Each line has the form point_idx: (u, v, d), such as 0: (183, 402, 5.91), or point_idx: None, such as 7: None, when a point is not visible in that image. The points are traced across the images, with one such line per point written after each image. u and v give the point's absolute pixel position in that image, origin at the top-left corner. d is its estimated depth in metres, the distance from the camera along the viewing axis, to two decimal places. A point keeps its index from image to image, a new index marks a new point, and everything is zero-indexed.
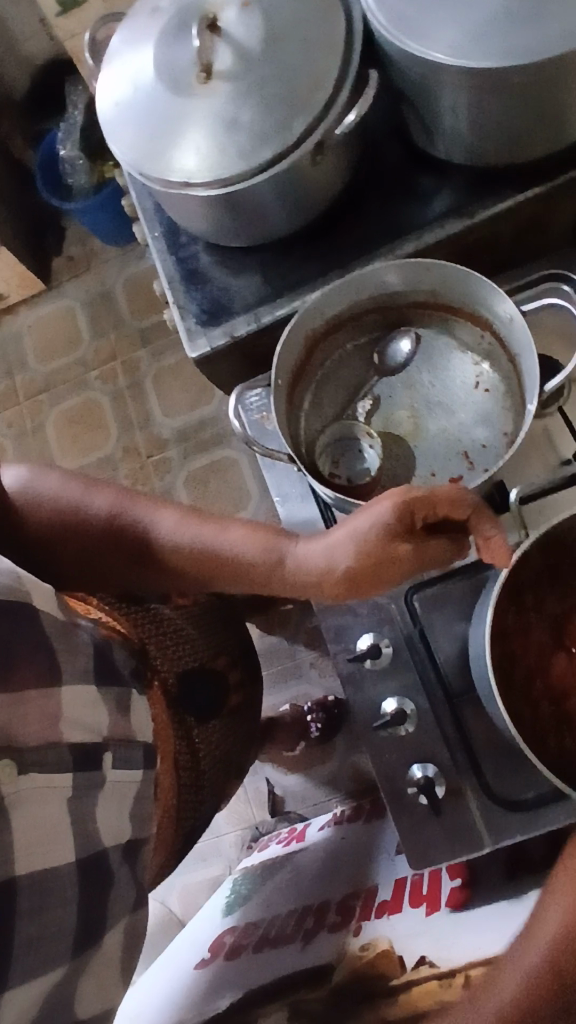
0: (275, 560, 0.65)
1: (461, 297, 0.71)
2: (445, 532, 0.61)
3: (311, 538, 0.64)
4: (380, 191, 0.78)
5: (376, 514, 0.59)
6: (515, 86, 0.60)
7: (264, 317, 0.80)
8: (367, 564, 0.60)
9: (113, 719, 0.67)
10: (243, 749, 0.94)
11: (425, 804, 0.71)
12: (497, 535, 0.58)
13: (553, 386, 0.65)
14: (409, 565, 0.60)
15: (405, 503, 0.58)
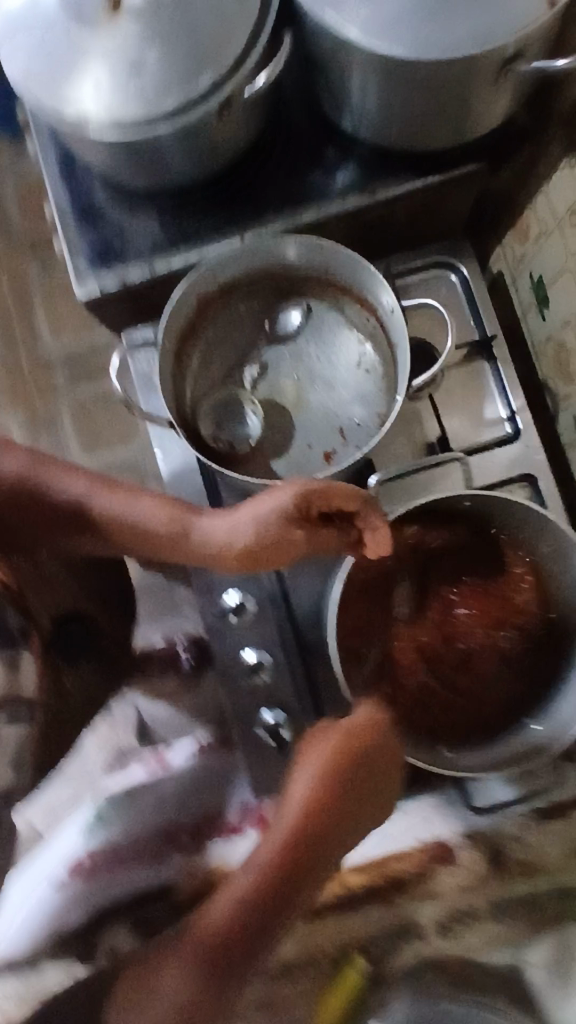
0: (176, 536, 0.64)
1: (350, 280, 0.74)
2: (335, 523, 0.65)
3: (204, 520, 0.65)
4: (287, 153, 0.77)
5: (278, 500, 0.62)
6: (423, 77, 0.60)
7: (158, 267, 0.78)
8: (264, 545, 0.62)
9: (8, 676, 0.72)
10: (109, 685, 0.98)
11: (274, 746, 0.78)
12: (382, 528, 0.64)
13: (421, 381, 0.70)
14: (300, 549, 0.64)
15: (304, 494, 0.62)
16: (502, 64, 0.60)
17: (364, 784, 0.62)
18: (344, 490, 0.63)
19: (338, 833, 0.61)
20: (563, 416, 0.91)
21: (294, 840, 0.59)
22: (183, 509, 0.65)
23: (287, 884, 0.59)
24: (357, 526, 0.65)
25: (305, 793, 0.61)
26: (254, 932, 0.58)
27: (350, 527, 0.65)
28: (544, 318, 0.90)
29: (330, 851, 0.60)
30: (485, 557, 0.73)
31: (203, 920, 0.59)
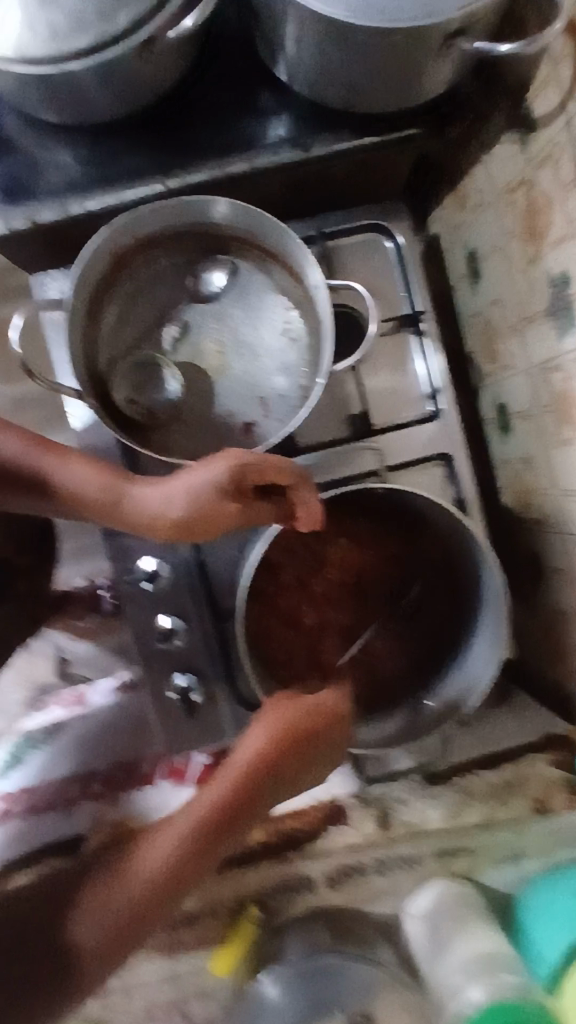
0: (108, 502, 0.63)
1: (277, 246, 0.72)
2: (268, 495, 0.65)
3: (132, 490, 0.63)
4: (219, 95, 0.72)
5: (213, 471, 0.61)
6: (361, 42, 0.57)
7: (72, 208, 0.71)
8: (196, 519, 0.61)
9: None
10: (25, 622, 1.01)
11: (182, 709, 0.80)
12: (315, 502, 0.64)
13: (340, 368, 0.69)
14: (232, 525, 0.63)
15: (240, 467, 0.61)
16: (446, 39, 0.56)
17: (320, 751, 0.66)
18: (280, 464, 0.62)
19: (283, 772, 0.65)
20: (486, 391, 0.92)
21: (239, 787, 0.63)
22: (118, 475, 0.64)
23: (227, 831, 0.62)
24: (290, 500, 0.65)
25: (258, 744, 0.65)
26: (190, 869, 0.61)
27: (284, 501, 0.65)
28: (474, 291, 0.89)
29: (269, 802, 0.64)
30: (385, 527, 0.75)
31: (154, 844, 0.62)
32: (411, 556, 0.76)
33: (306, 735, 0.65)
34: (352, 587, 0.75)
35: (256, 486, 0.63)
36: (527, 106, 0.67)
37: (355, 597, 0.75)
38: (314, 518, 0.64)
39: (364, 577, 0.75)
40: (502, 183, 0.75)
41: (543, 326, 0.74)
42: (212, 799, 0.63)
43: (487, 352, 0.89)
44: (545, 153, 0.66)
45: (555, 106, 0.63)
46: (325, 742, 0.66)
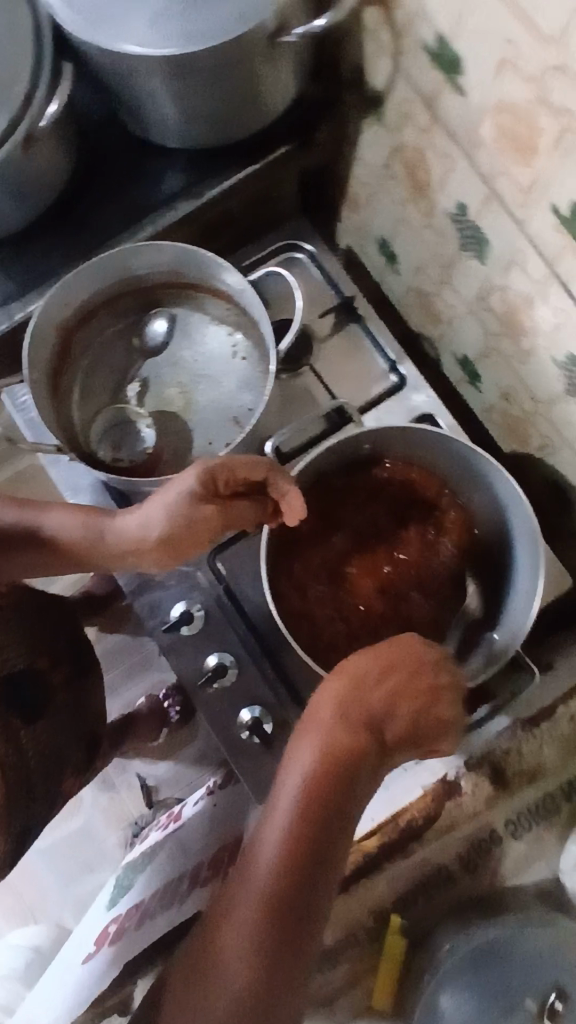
0: (91, 540, 0.64)
1: (196, 275, 0.76)
2: (248, 498, 0.65)
3: (113, 519, 0.65)
4: (115, 178, 0.80)
5: (183, 482, 0.62)
6: (201, 68, 0.64)
7: (17, 315, 0.78)
8: (179, 531, 0.62)
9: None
10: (83, 745, 0.91)
11: (258, 742, 0.76)
12: (293, 490, 0.63)
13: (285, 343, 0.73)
14: (215, 528, 0.63)
15: (208, 471, 0.62)
16: (270, 38, 0.64)
17: (396, 703, 0.60)
18: (249, 460, 0.63)
19: (371, 742, 0.59)
20: (445, 355, 0.94)
21: (324, 777, 0.57)
22: (98, 512, 0.65)
23: (324, 830, 0.56)
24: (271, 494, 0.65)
25: (333, 700, 0.59)
26: (298, 883, 0.55)
27: (266, 497, 0.65)
28: (398, 273, 0.93)
29: (358, 780, 0.58)
30: (392, 493, 0.74)
31: (252, 869, 0.56)
32: (416, 500, 0.74)
33: (390, 698, 0.60)
34: (376, 553, 0.73)
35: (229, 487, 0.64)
36: (370, 85, 0.75)
37: (383, 562, 0.73)
38: (297, 507, 0.64)
39: (384, 539, 0.74)
40: (380, 163, 0.82)
41: (464, 261, 0.77)
42: (297, 800, 0.56)
43: (431, 318, 0.92)
44: (401, 111, 0.72)
45: (391, 70, 0.70)
46: (416, 700, 0.60)
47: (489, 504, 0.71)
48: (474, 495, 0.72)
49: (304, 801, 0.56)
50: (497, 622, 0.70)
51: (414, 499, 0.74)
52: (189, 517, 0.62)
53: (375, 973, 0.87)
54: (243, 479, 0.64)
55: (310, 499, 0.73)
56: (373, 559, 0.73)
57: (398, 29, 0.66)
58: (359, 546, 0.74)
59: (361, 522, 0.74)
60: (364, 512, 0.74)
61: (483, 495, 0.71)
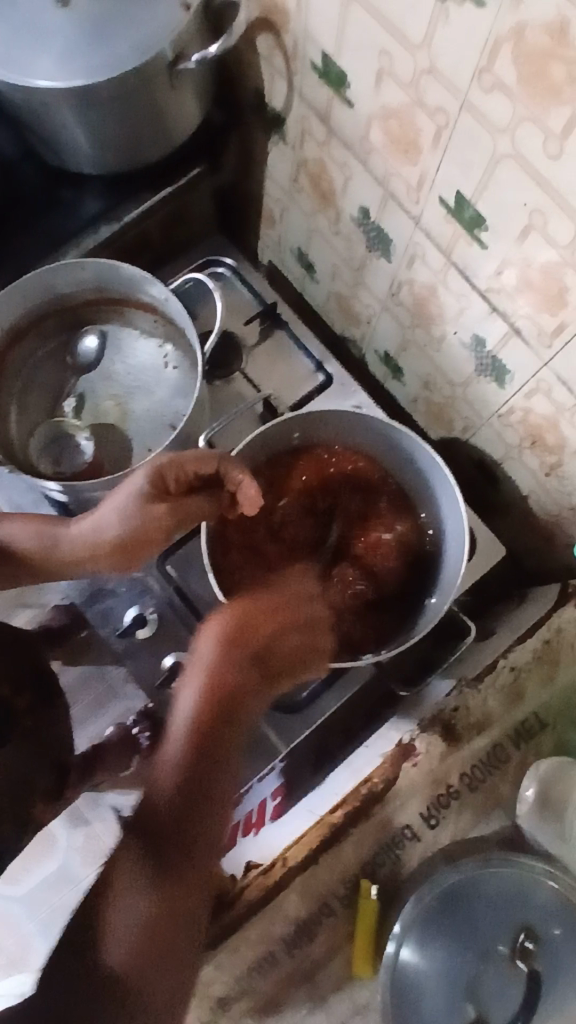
0: (45, 550, 0.66)
1: (120, 289, 0.80)
2: (205, 492, 0.69)
3: (67, 528, 0.67)
4: (38, 207, 0.84)
5: (133, 484, 0.66)
6: (108, 96, 0.68)
7: None
8: (134, 532, 0.66)
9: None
10: (43, 773, 0.75)
11: None
12: (245, 481, 0.67)
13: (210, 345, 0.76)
14: (167, 524, 0.67)
15: (156, 470, 0.65)
16: (170, 65, 0.69)
17: (287, 635, 0.64)
18: (198, 456, 0.66)
19: (247, 672, 0.61)
20: (368, 353, 0.99)
21: (207, 706, 0.58)
22: (47, 523, 0.68)
23: (208, 760, 0.57)
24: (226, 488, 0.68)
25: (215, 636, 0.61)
26: (188, 808, 0.55)
27: (222, 492, 0.69)
28: (317, 281, 0.99)
29: (243, 706, 0.59)
30: (330, 481, 0.78)
31: (157, 777, 0.57)
32: (348, 481, 0.78)
33: (263, 633, 0.63)
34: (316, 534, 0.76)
35: (181, 482, 0.67)
36: (270, 107, 0.81)
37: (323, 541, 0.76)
38: (250, 497, 0.67)
39: (322, 518, 0.77)
40: (287, 179, 0.88)
41: (373, 261, 0.83)
42: (186, 720, 0.58)
43: (351, 320, 0.97)
44: (300, 128, 0.79)
45: (287, 92, 0.76)
46: (290, 634, 0.64)
47: (417, 478, 0.76)
48: (403, 470, 0.77)
49: (191, 729, 0.58)
50: (436, 587, 0.74)
51: (351, 486, 0.78)
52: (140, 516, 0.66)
53: (352, 944, 0.79)
54: (194, 474, 0.68)
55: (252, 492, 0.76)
56: (313, 539, 0.76)
57: (288, 53, 0.72)
58: (299, 527, 0.76)
59: (300, 504, 0.77)
60: (305, 502, 0.77)
61: (410, 469, 0.76)
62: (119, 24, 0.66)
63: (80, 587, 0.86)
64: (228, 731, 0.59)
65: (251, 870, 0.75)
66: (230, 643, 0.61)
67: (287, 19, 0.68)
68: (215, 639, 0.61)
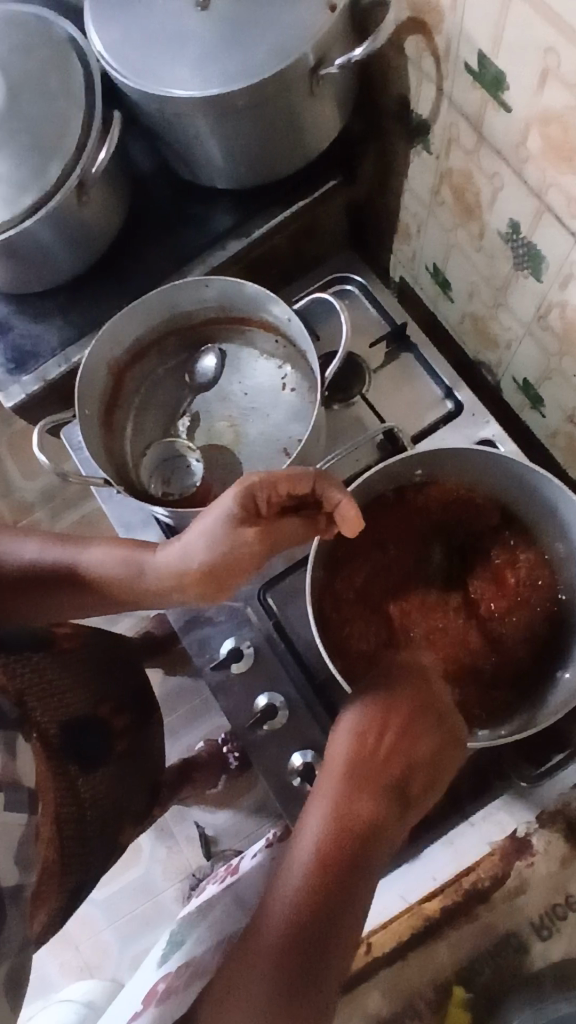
0: (131, 577, 0.65)
1: (245, 309, 0.76)
2: (301, 513, 0.62)
3: (153, 554, 0.65)
4: (168, 223, 0.82)
5: (222, 505, 0.60)
6: (243, 107, 0.65)
7: (73, 357, 0.80)
8: (222, 560, 0.61)
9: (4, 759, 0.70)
10: (146, 790, 0.92)
11: (310, 790, 0.72)
12: (345, 500, 0.59)
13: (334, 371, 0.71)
14: (262, 547, 0.61)
15: (247, 488, 0.59)
16: (310, 72, 0.65)
17: (422, 749, 0.63)
18: (292, 473, 0.59)
19: (380, 792, 0.61)
20: (504, 379, 0.90)
21: (339, 823, 0.59)
22: (136, 547, 0.66)
23: (342, 862, 0.57)
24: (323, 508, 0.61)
25: (345, 759, 0.63)
26: (319, 927, 0.53)
27: (319, 512, 0.62)
28: (452, 300, 0.91)
29: (381, 836, 0.59)
30: (454, 521, 0.70)
31: (282, 883, 0.56)
32: (474, 523, 0.70)
33: (393, 741, 0.63)
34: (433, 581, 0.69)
35: (274, 503, 0.61)
36: (415, 113, 0.75)
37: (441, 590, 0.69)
38: (350, 518, 0.59)
39: (440, 564, 0.70)
40: (428, 191, 0.81)
41: (518, 281, 0.75)
42: (318, 832, 0.58)
43: (488, 343, 0.89)
44: (447, 136, 0.72)
45: (435, 96, 0.70)
46: (430, 745, 0.63)
47: (554, 529, 0.67)
48: (541, 516, 0.68)
49: (325, 846, 0.57)
50: (569, 659, 0.65)
51: (477, 529, 0.70)
52: (232, 540, 0.60)
53: None
54: (288, 494, 0.61)
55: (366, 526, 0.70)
56: (429, 586, 0.69)
57: (439, 54, 0.66)
58: (413, 573, 0.70)
59: (416, 546, 0.70)
60: (423, 541, 0.70)
61: (547, 517, 0.67)
62: (258, 33, 0.63)
63: (178, 613, 0.79)
64: (364, 854, 0.58)
65: None
66: (360, 746, 0.63)
67: (441, 16, 0.62)
68: (346, 733, 0.65)
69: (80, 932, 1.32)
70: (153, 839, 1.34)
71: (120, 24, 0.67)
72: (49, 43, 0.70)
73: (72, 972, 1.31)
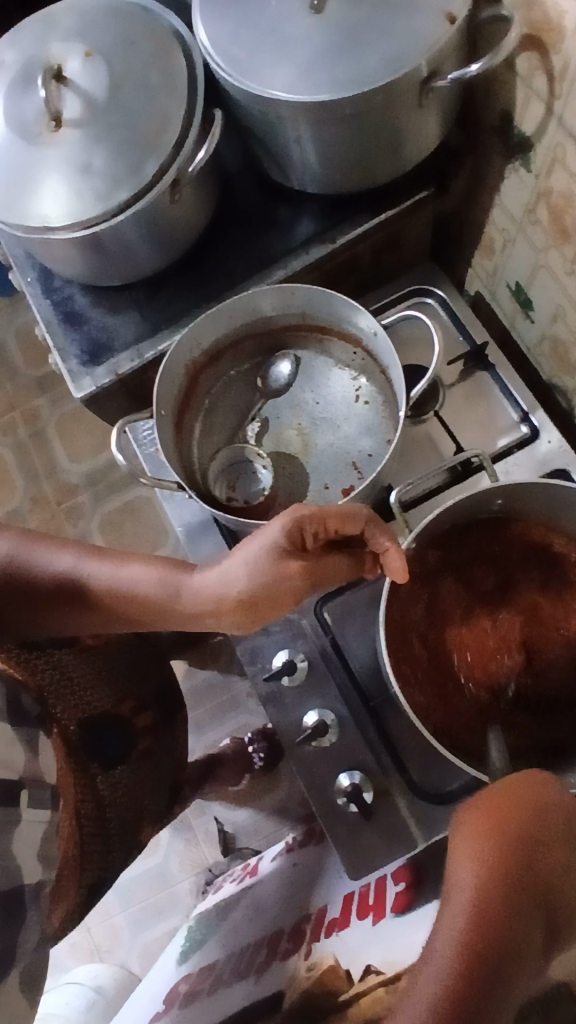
0: (169, 598, 0.62)
1: (328, 318, 0.75)
2: (343, 551, 0.62)
3: (192, 578, 0.63)
4: (251, 225, 0.81)
5: (267, 535, 0.59)
6: (349, 114, 0.64)
7: (147, 353, 0.79)
8: (262, 587, 0.59)
9: (27, 756, 0.69)
10: (167, 792, 0.90)
11: (355, 811, 0.71)
12: (392, 546, 0.60)
13: (419, 389, 0.69)
14: (305, 582, 0.60)
15: (297, 522, 0.58)
16: (421, 83, 0.63)
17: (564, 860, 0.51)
18: (343, 511, 0.59)
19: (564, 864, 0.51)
20: None
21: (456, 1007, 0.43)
22: (176, 568, 0.64)
23: (501, 930, 0.46)
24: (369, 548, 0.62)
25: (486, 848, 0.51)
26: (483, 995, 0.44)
27: (363, 551, 0.63)
28: (531, 319, 0.89)
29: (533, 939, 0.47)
30: (495, 538, 0.70)
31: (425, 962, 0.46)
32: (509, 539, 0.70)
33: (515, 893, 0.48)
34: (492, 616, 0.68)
35: (319, 540, 0.60)
36: (518, 131, 0.72)
37: (501, 621, 0.68)
38: (393, 562, 0.60)
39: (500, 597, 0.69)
40: (521, 209, 0.79)
41: None
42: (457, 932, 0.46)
43: (567, 367, 0.87)
44: (550, 156, 0.69)
45: (543, 115, 0.68)
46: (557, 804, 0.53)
47: None
48: None
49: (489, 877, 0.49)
50: None
51: (515, 546, 0.70)
52: (275, 573, 0.59)
53: None
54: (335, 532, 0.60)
55: (419, 554, 0.69)
56: (470, 601, 0.69)
57: (553, 73, 0.63)
58: (459, 591, 0.69)
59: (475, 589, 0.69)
60: (467, 564, 0.70)
61: None
62: (369, 40, 0.61)
63: None
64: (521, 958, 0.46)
65: (370, 976, 0.60)
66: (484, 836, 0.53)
67: (562, 36, 0.60)
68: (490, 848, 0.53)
69: (93, 915, 1.33)
70: (172, 831, 1.35)
71: (229, 23, 0.65)
72: (153, 36, 0.69)
73: (82, 955, 1.32)
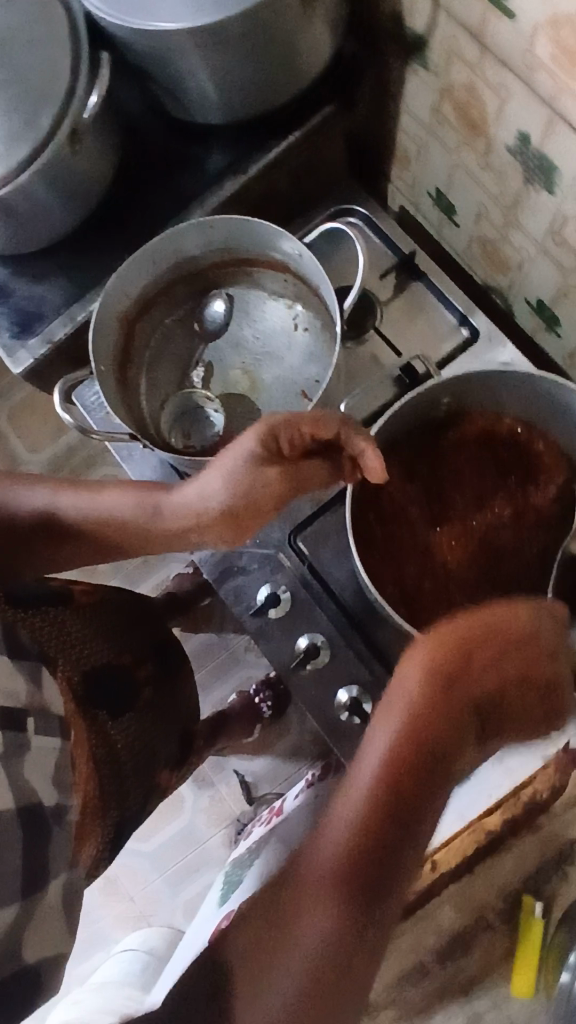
0: (148, 517, 0.63)
1: (253, 247, 0.74)
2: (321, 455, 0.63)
3: (169, 495, 0.63)
4: (163, 170, 0.80)
5: (243, 446, 0.59)
6: (241, 31, 0.62)
7: (79, 316, 0.78)
8: (242, 497, 0.59)
9: (30, 688, 0.60)
10: (176, 738, 0.91)
11: (358, 724, 0.73)
12: (369, 450, 0.60)
13: (351, 301, 0.69)
14: (283, 490, 0.61)
15: (269, 429, 0.58)
16: None
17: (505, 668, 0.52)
18: (316, 417, 0.59)
19: (490, 715, 0.54)
20: (516, 301, 0.89)
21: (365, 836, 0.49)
22: (151, 490, 0.64)
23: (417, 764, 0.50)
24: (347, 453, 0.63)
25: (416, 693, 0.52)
26: (365, 878, 0.49)
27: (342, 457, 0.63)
28: (457, 225, 0.89)
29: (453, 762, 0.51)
30: (449, 436, 0.71)
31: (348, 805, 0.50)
32: (464, 434, 0.71)
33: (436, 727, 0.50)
34: (466, 513, 0.71)
35: (295, 445, 0.61)
36: (410, 30, 0.71)
37: (465, 516, 0.70)
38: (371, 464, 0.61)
39: (466, 493, 0.71)
40: (428, 111, 0.78)
41: (530, 198, 0.73)
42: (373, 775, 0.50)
43: (498, 267, 0.87)
44: (447, 50, 0.69)
45: (431, 9, 0.67)
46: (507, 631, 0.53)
47: (553, 420, 0.69)
48: (538, 415, 0.69)
49: (365, 819, 0.49)
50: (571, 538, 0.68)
51: (470, 441, 0.71)
52: (256, 483, 0.59)
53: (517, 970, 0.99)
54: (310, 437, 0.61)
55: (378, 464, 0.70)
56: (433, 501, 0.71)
57: None
58: (418, 494, 0.71)
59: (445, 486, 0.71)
60: (425, 468, 0.71)
61: (542, 406, 0.68)
62: None
63: (212, 563, 0.79)
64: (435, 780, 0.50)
65: None
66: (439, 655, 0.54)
67: None
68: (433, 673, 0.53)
69: (132, 884, 1.37)
70: (195, 790, 1.38)
71: None
72: None
73: (127, 923, 1.36)
